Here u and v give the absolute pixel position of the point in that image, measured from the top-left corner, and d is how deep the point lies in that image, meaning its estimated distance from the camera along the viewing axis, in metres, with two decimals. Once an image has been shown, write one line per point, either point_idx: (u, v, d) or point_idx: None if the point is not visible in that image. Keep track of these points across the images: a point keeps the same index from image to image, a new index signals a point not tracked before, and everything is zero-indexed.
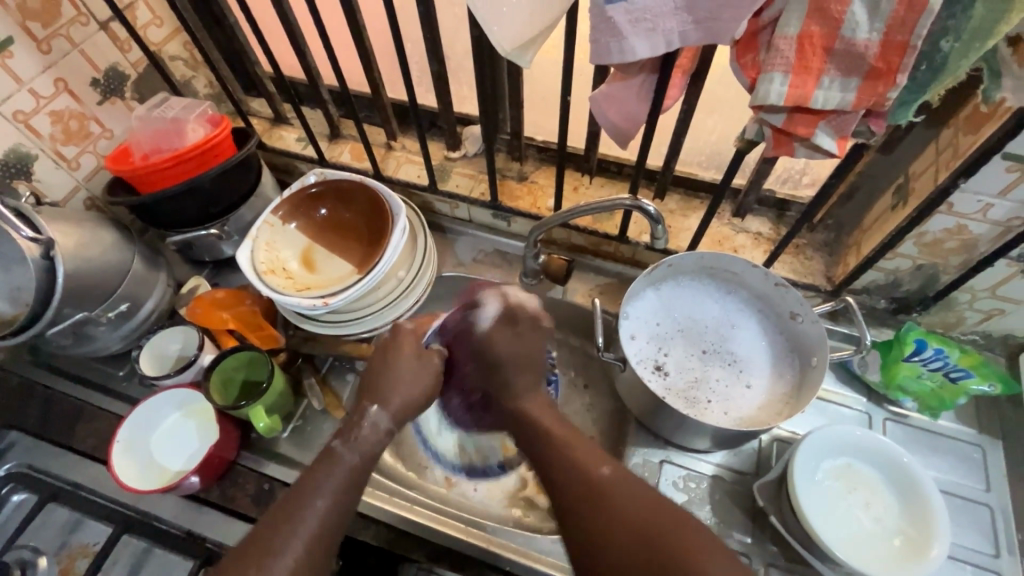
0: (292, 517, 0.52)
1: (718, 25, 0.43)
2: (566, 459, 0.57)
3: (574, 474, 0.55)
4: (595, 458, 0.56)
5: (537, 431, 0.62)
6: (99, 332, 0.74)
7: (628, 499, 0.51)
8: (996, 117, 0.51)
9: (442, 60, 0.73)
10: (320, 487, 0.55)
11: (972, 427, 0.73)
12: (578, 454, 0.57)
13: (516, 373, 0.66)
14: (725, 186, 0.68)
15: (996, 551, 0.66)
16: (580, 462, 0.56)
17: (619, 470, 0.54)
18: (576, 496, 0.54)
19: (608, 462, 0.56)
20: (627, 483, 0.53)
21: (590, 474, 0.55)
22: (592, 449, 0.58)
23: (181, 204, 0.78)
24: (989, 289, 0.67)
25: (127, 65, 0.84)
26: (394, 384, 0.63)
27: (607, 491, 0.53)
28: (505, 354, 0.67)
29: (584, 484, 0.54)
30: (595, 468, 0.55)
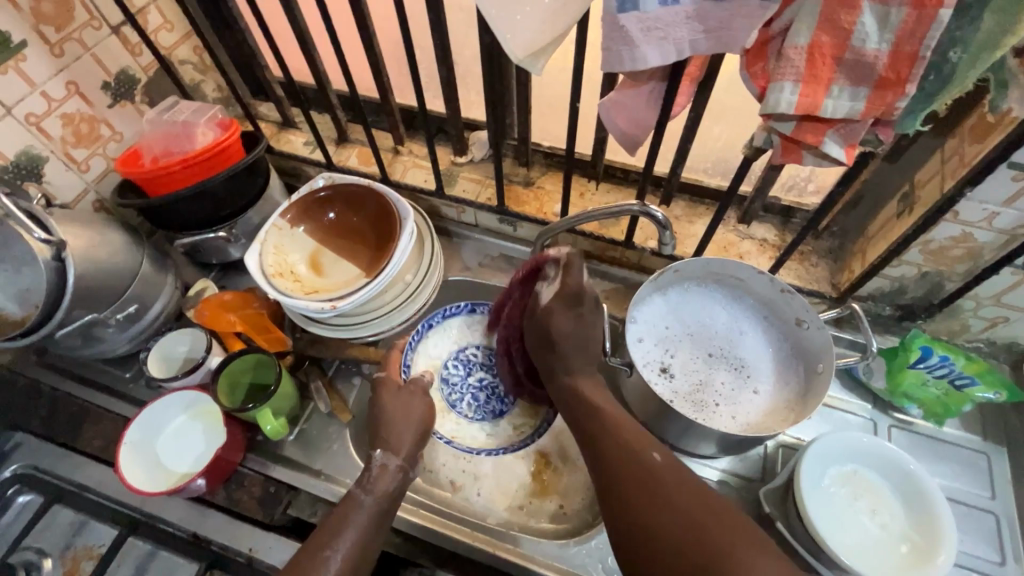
0: (339, 534, 0.57)
1: (728, 34, 0.44)
2: (619, 441, 0.59)
3: (626, 457, 0.57)
4: (643, 444, 0.58)
5: (585, 404, 0.63)
6: (107, 333, 0.74)
7: (679, 485, 0.54)
8: (1002, 127, 0.52)
9: (452, 66, 0.74)
10: (353, 522, 0.58)
11: (977, 435, 0.73)
12: (629, 438, 0.59)
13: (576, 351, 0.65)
14: (732, 192, 0.69)
15: (1002, 559, 0.66)
16: (632, 447, 0.58)
17: (671, 458, 0.57)
18: (626, 479, 0.56)
19: (660, 448, 0.58)
20: (678, 473, 0.56)
21: (642, 459, 0.57)
22: (647, 435, 0.60)
23: (190, 207, 0.78)
24: (993, 296, 0.67)
25: (138, 68, 0.84)
26: (402, 431, 0.65)
27: (659, 478, 0.55)
28: (575, 330, 0.64)
29: (636, 469, 0.56)
30: (646, 454, 0.57)
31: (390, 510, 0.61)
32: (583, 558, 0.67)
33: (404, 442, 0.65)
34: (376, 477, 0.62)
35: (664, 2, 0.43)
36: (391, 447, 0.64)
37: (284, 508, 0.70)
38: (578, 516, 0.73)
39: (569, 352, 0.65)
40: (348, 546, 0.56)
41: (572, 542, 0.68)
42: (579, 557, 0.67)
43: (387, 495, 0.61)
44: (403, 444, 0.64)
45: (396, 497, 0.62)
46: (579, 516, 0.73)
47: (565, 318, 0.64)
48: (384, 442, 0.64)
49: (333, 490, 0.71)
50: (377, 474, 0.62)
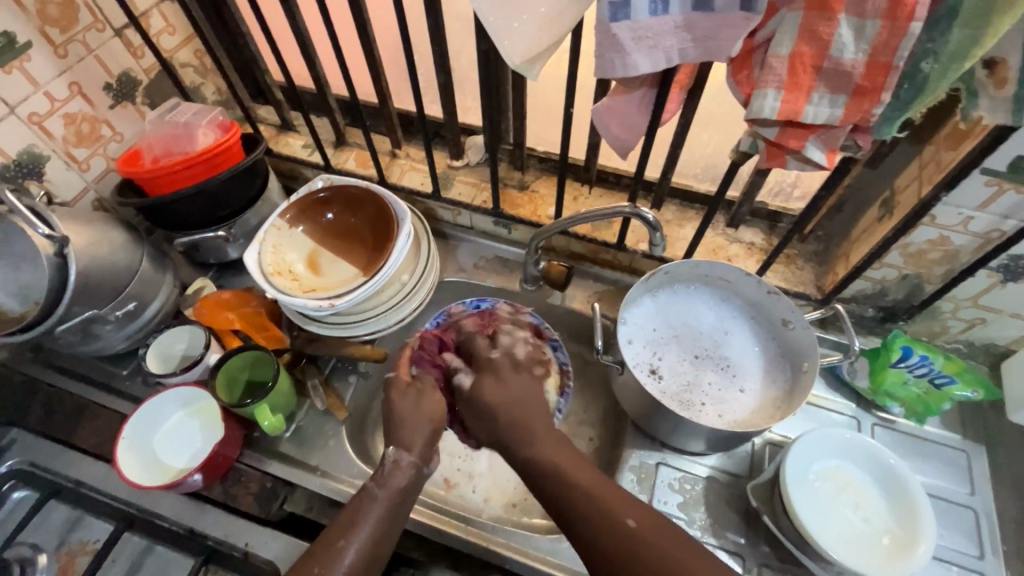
0: (354, 525, 0.57)
1: (715, 43, 0.47)
2: (592, 508, 0.52)
3: (600, 526, 0.51)
4: (615, 504, 0.52)
5: (550, 475, 0.56)
6: (105, 330, 0.75)
7: (662, 554, 0.49)
8: (974, 134, 0.54)
9: (449, 72, 0.76)
10: (366, 515, 0.58)
11: (957, 433, 0.75)
12: (602, 502, 0.52)
13: (524, 424, 0.60)
14: (720, 196, 0.71)
15: (980, 553, 0.68)
16: (604, 512, 0.52)
17: (648, 522, 0.51)
18: (603, 551, 0.50)
19: (635, 514, 0.51)
20: (657, 541, 0.49)
21: (616, 528, 0.51)
22: (621, 494, 0.53)
23: (190, 206, 0.80)
24: (970, 298, 0.70)
25: (140, 70, 0.86)
26: (414, 428, 0.63)
27: (639, 551, 0.49)
28: (507, 391, 0.63)
29: (612, 540, 0.50)
30: (620, 522, 0.51)
31: (404, 503, 0.61)
32: (575, 553, 0.68)
33: (417, 440, 0.63)
34: (388, 471, 0.61)
35: (654, 12, 0.45)
36: (403, 444, 0.62)
37: (280, 503, 0.71)
38: None
39: (510, 423, 0.60)
40: (363, 537, 0.57)
41: (564, 536, 0.69)
42: (571, 551, 0.68)
43: (399, 491, 0.60)
44: (415, 440, 0.63)
45: (410, 492, 0.61)
46: None
47: (493, 385, 0.63)
48: (396, 438, 0.63)
49: (328, 486, 0.71)
50: (389, 469, 0.61)
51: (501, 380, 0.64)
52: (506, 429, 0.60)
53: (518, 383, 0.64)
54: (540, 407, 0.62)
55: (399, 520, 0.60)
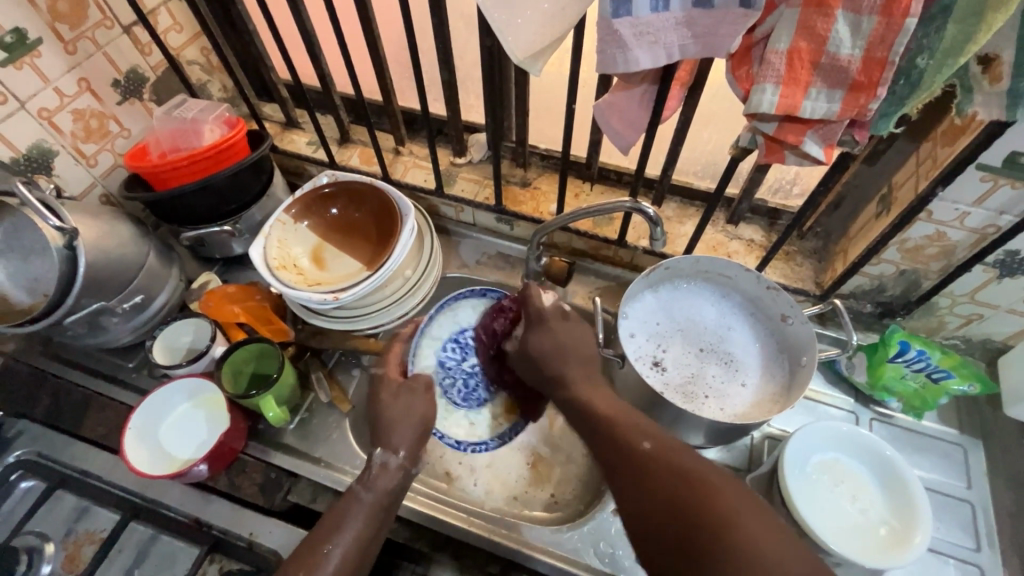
0: (341, 527, 0.59)
1: (715, 39, 0.48)
2: (613, 434, 0.58)
3: (619, 448, 0.57)
4: (637, 433, 0.57)
5: (584, 408, 0.63)
6: (112, 323, 0.76)
7: (673, 465, 0.52)
8: (970, 130, 0.55)
9: (453, 69, 0.77)
10: (352, 518, 0.60)
11: (954, 428, 0.76)
12: (622, 429, 0.58)
13: (568, 365, 0.67)
14: (719, 193, 0.72)
15: (977, 545, 0.68)
16: (623, 436, 0.57)
17: (662, 444, 0.55)
18: (623, 470, 0.55)
19: (652, 437, 0.56)
20: (670, 456, 0.54)
21: (632, 448, 0.56)
22: (642, 427, 0.58)
23: (197, 201, 0.81)
24: (967, 294, 0.70)
25: (147, 68, 0.87)
26: (401, 429, 0.67)
27: (653, 466, 0.53)
28: (554, 340, 0.68)
29: (630, 458, 0.55)
30: (636, 443, 0.56)
31: (389, 506, 0.63)
32: (576, 544, 0.69)
33: (402, 439, 0.66)
34: (376, 474, 0.63)
35: (655, 8, 0.46)
36: (387, 444, 0.65)
37: (285, 493, 0.73)
38: (570, 505, 0.76)
39: (552, 365, 0.68)
40: (349, 540, 0.58)
41: (565, 527, 0.70)
42: (571, 542, 0.69)
43: (388, 493, 0.63)
44: (403, 442, 0.66)
45: (396, 494, 0.64)
46: (569, 504, 0.76)
47: (541, 334, 0.69)
48: (382, 439, 0.66)
49: (332, 477, 0.72)
50: (377, 473, 0.63)
51: (546, 328, 0.70)
52: (551, 372, 0.68)
53: (564, 333, 0.69)
54: (581, 350, 0.68)
55: (383, 522, 0.62)
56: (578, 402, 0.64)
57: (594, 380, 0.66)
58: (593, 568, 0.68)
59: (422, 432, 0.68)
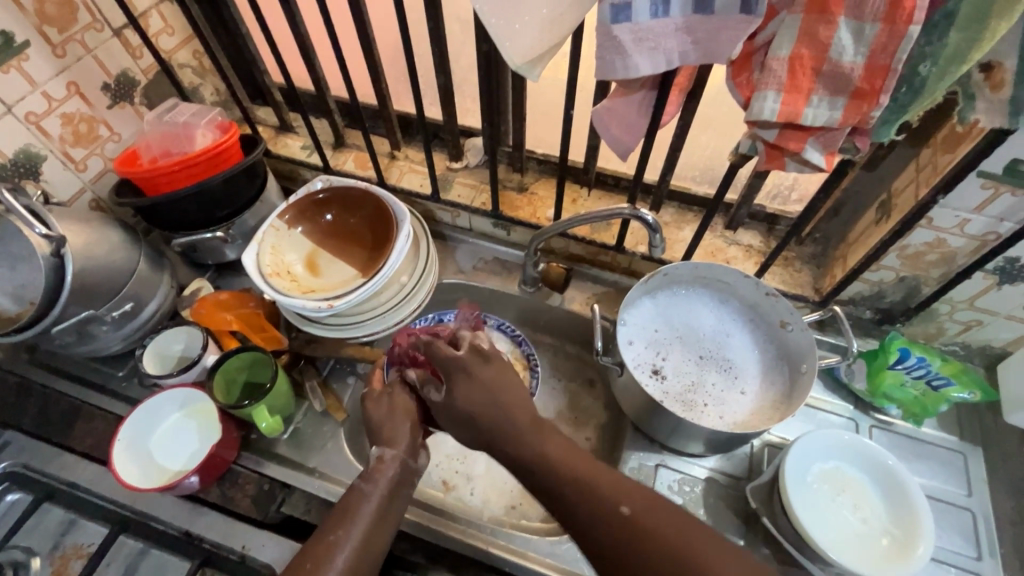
0: (348, 520, 0.57)
1: (716, 46, 0.47)
2: (586, 498, 0.53)
3: (594, 513, 0.52)
4: (613, 495, 0.53)
5: (533, 464, 0.57)
6: (101, 331, 0.74)
7: (661, 534, 0.50)
8: (971, 137, 0.55)
9: (449, 74, 0.76)
10: (361, 513, 0.58)
11: (954, 435, 0.76)
12: (595, 490, 0.53)
13: (512, 416, 0.60)
14: (718, 199, 0.71)
15: (978, 554, 0.68)
16: (598, 498, 0.53)
17: (640, 508, 0.51)
18: (601, 536, 0.51)
19: (628, 500, 0.52)
20: (653, 522, 0.50)
21: (609, 515, 0.51)
22: (616, 480, 0.54)
23: (189, 207, 0.79)
24: (967, 300, 0.70)
25: (138, 71, 0.85)
26: (394, 427, 0.65)
27: (635, 538, 0.50)
28: (478, 389, 0.62)
29: (607, 526, 0.51)
30: (614, 509, 0.51)
31: (397, 499, 0.61)
32: (575, 555, 0.68)
33: (400, 436, 0.64)
34: (375, 470, 0.62)
35: (655, 14, 0.46)
36: (386, 441, 0.64)
37: (278, 505, 0.70)
38: (565, 518, 0.75)
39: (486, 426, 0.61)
40: (358, 533, 0.56)
41: (564, 538, 0.69)
42: (571, 553, 0.68)
43: (391, 485, 0.61)
44: (401, 437, 0.64)
45: (399, 486, 0.62)
46: None
47: (466, 389, 0.63)
48: (380, 438, 0.64)
49: (327, 488, 0.71)
50: (374, 468, 0.62)
51: (472, 378, 0.63)
52: (489, 424, 0.61)
53: (495, 386, 0.63)
54: (510, 397, 0.62)
55: (394, 515, 0.60)
56: (529, 460, 0.57)
57: (546, 431, 0.59)
58: None
59: (414, 429, 0.66)
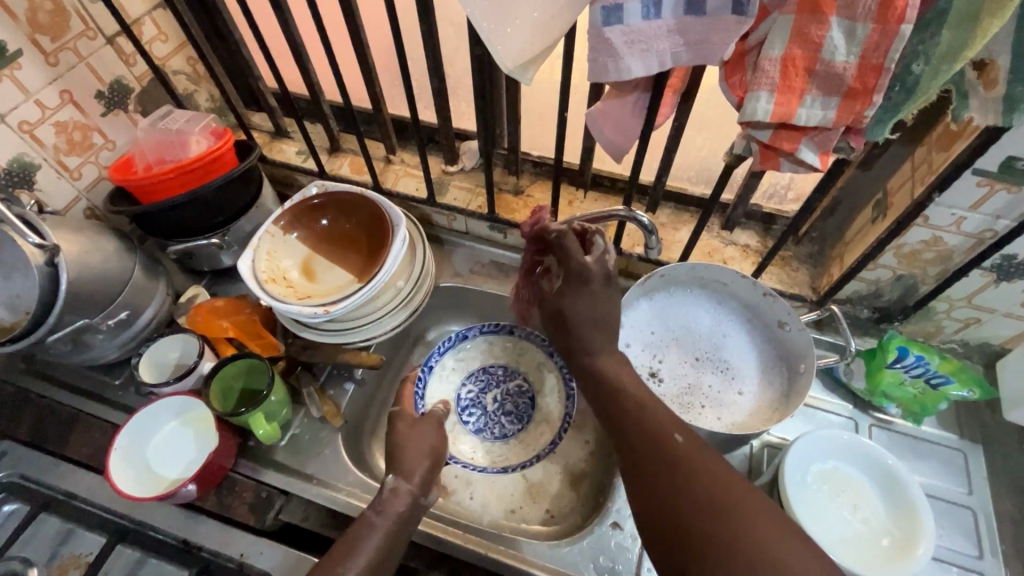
0: (355, 551, 0.57)
1: (708, 47, 0.47)
2: (643, 419, 0.56)
3: (649, 434, 0.55)
4: (670, 424, 0.55)
5: (603, 383, 0.62)
6: (97, 340, 0.74)
7: (704, 466, 0.51)
8: (966, 135, 0.54)
9: (443, 77, 0.76)
10: (367, 545, 0.58)
11: (954, 433, 0.75)
12: (653, 417, 0.56)
13: (607, 337, 0.64)
14: (714, 200, 0.71)
15: (979, 553, 0.68)
16: (655, 424, 0.55)
17: (691, 439, 0.53)
18: (645, 451, 0.54)
19: (682, 431, 0.54)
20: (703, 455, 0.52)
21: (662, 441, 0.54)
22: (673, 418, 0.56)
23: (184, 213, 0.79)
24: (965, 298, 0.70)
25: (131, 78, 0.85)
26: (414, 456, 0.67)
27: (682, 464, 0.51)
28: (592, 306, 0.64)
29: (656, 449, 0.53)
30: (667, 435, 0.54)
31: (403, 533, 0.61)
32: (575, 558, 0.68)
33: (417, 471, 0.65)
34: (388, 500, 0.62)
35: (647, 16, 0.46)
36: (403, 472, 0.65)
37: (275, 513, 0.70)
38: (564, 521, 0.76)
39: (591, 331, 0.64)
40: (362, 563, 0.57)
41: (563, 542, 0.69)
42: (570, 556, 0.68)
43: (400, 517, 0.61)
44: (415, 468, 0.65)
45: (407, 521, 0.62)
46: (567, 516, 0.77)
47: (576, 296, 0.65)
48: (397, 467, 0.65)
49: (325, 495, 0.71)
50: (388, 498, 0.62)
51: (589, 290, 0.64)
52: (590, 334, 0.64)
53: (608, 303, 0.65)
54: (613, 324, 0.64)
55: (400, 546, 0.60)
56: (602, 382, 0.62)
57: (625, 360, 0.63)
58: None
59: (433, 462, 0.68)
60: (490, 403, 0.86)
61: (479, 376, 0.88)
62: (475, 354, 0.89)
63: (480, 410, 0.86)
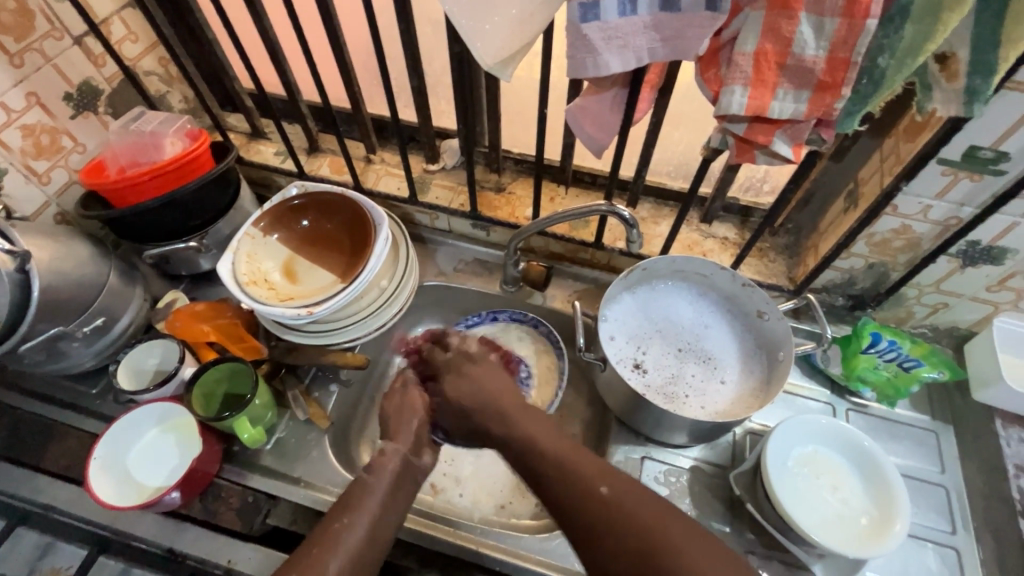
0: (354, 512, 0.56)
1: (684, 42, 0.48)
2: (564, 475, 0.54)
3: (571, 494, 0.53)
4: (593, 473, 0.53)
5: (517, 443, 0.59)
6: (72, 348, 0.72)
7: (635, 518, 0.49)
8: (930, 126, 0.56)
9: (422, 76, 0.76)
10: (368, 505, 0.57)
11: (926, 414, 0.78)
12: (571, 471, 0.54)
13: (503, 401, 0.64)
14: (693, 193, 0.72)
15: (953, 528, 0.70)
16: (580, 479, 0.53)
17: (620, 488, 0.51)
18: (573, 510, 0.52)
19: (606, 480, 0.52)
20: (628, 500, 0.51)
21: (588, 493, 0.52)
22: (590, 461, 0.54)
23: (160, 217, 0.78)
24: (933, 284, 0.73)
25: (101, 79, 0.83)
26: (402, 422, 0.66)
27: (606, 517, 0.50)
28: (459, 390, 0.67)
29: (584, 503, 0.52)
30: (594, 489, 0.52)
31: (400, 493, 0.59)
32: (565, 550, 0.69)
33: (404, 432, 0.64)
34: (377, 462, 0.61)
35: (623, 13, 0.46)
36: (391, 435, 0.64)
37: (264, 517, 0.69)
38: (553, 515, 0.77)
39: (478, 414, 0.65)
40: (366, 521, 0.55)
41: (552, 534, 0.69)
42: (561, 549, 0.69)
43: (397, 477, 0.60)
44: (407, 433, 0.64)
45: (403, 480, 0.60)
46: (553, 510, 0.78)
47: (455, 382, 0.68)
48: (387, 431, 0.64)
49: (313, 496, 0.70)
50: (377, 460, 0.61)
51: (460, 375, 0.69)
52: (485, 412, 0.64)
53: (483, 380, 0.67)
54: (496, 390, 0.66)
55: (397, 511, 0.58)
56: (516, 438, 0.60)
57: (530, 412, 0.62)
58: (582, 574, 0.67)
59: (421, 429, 0.66)
60: None
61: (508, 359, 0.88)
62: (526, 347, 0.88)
63: None
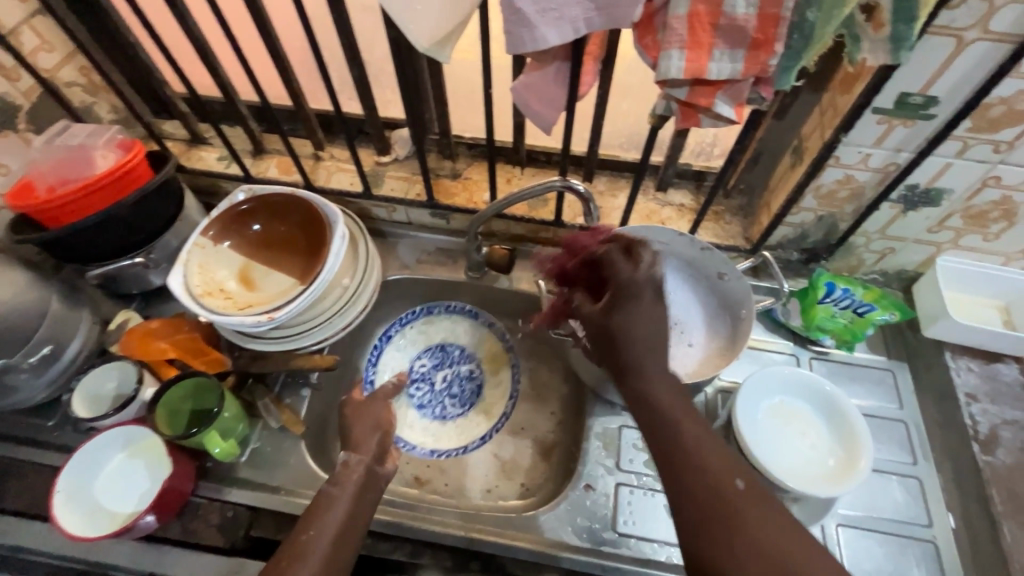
0: (319, 522, 0.57)
1: (618, 10, 0.47)
2: (701, 461, 0.47)
3: (705, 482, 0.45)
4: (729, 465, 0.46)
5: (658, 408, 0.50)
6: (18, 381, 0.69)
7: (767, 527, 0.43)
8: (863, 76, 0.58)
9: (363, 66, 0.73)
10: (333, 513, 0.58)
11: (882, 355, 0.82)
12: (710, 459, 0.47)
13: (647, 347, 0.53)
14: (645, 162, 0.73)
15: (914, 460, 0.74)
16: (716, 466, 0.46)
17: (757, 489, 0.45)
18: (703, 499, 0.45)
19: (743, 474, 0.46)
20: (764, 504, 0.44)
21: (726, 487, 0.45)
22: (729, 452, 0.48)
23: (100, 235, 0.74)
24: (879, 230, 0.76)
25: (17, 95, 0.78)
26: (363, 433, 0.67)
27: (739, 515, 0.44)
28: (632, 323, 0.53)
29: (718, 493, 0.45)
30: (731, 482, 0.45)
31: (364, 502, 0.61)
32: (553, 524, 0.70)
33: (367, 442, 0.66)
34: (342, 474, 0.62)
35: None
36: (353, 446, 0.65)
37: (246, 530, 0.68)
38: (539, 491, 0.79)
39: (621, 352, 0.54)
40: (328, 531, 0.56)
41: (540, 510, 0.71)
42: (548, 523, 0.70)
43: (363, 483, 0.62)
44: (368, 446, 0.66)
45: (367, 488, 0.62)
46: (539, 488, 0.80)
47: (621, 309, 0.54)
48: (349, 444, 0.66)
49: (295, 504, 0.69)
50: (341, 472, 0.62)
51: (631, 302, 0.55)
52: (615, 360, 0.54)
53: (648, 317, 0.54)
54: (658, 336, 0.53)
55: (364, 519, 0.59)
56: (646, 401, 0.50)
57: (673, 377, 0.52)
58: (574, 545, 0.68)
59: (384, 442, 0.67)
60: (439, 382, 0.89)
61: (433, 354, 0.91)
62: (438, 334, 0.92)
63: (427, 385, 0.88)
